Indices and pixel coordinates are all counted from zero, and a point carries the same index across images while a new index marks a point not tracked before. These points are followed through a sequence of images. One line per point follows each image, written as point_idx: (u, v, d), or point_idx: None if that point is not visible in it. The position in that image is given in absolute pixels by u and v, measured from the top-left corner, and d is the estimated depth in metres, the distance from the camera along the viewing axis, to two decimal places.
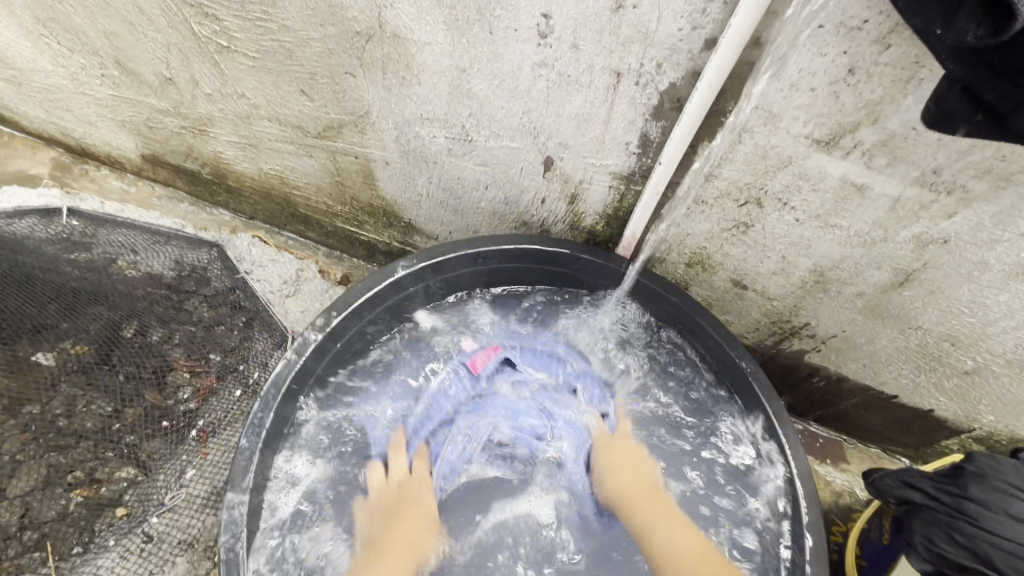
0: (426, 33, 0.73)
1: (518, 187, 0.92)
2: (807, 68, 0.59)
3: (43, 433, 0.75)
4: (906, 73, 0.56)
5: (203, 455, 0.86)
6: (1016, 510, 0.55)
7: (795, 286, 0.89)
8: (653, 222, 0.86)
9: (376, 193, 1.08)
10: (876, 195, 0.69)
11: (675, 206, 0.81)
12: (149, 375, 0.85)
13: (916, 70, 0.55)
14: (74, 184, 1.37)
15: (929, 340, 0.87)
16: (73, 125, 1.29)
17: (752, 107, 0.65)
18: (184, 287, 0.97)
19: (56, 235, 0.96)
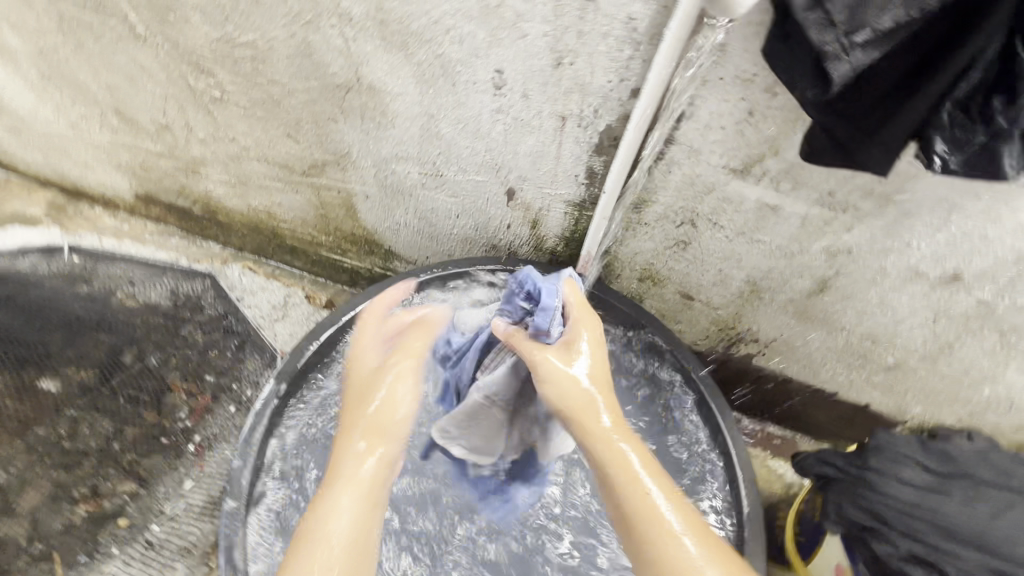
0: (398, 86, 0.84)
1: (486, 215, 1.03)
2: (716, 112, 0.71)
3: (49, 452, 0.85)
4: (794, 115, 0.68)
5: (200, 468, 0.90)
6: (905, 476, 0.66)
7: (734, 295, 1.00)
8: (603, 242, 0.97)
9: (358, 224, 1.18)
10: (788, 214, 0.81)
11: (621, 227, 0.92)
12: (146, 397, 0.93)
13: (800, 113, 0.67)
14: (70, 223, 1.44)
15: (853, 339, 0.99)
16: (70, 168, 1.38)
17: (676, 143, 0.76)
18: (180, 314, 1.03)
19: (58, 271, 1.03)
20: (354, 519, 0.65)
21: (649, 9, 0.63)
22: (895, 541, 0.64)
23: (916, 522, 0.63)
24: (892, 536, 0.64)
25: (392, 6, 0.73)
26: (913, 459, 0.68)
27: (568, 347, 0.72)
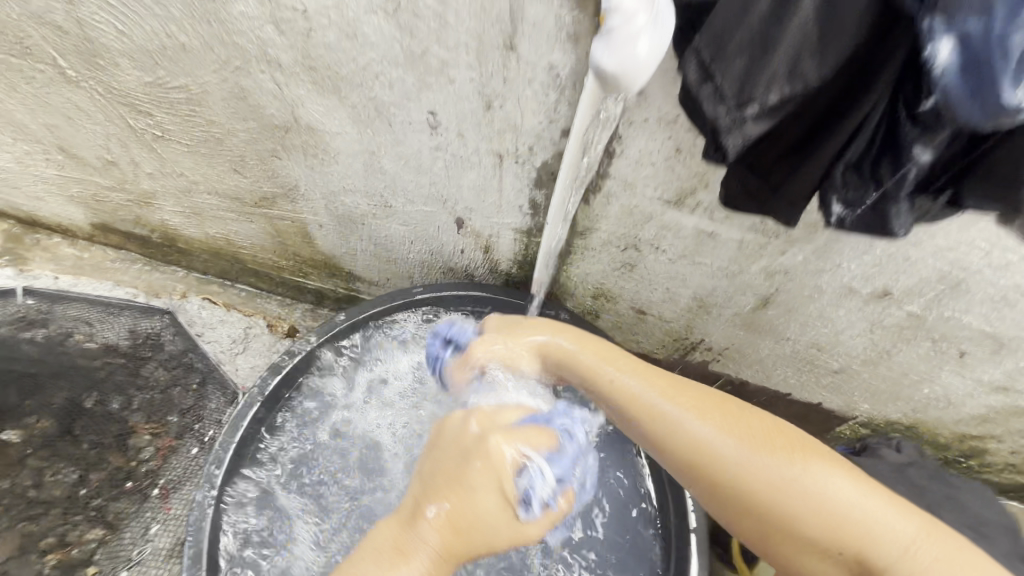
0: (336, 126, 0.84)
1: (439, 241, 1.03)
2: (644, 149, 0.72)
3: (15, 506, 0.87)
4: None
5: (166, 510, 0.92)
6: None
7: (683, 309, 1.02)
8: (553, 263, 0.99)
9: (316, 249, 1.18)
10: (724, 239, 0.83)
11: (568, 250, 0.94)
12: (111, 441, 0.95)
13: None
14: (28, 254, 1.43)
15: (800, 347, 1.02)
16: (22, 201, 1.36)
17: (611, 178, 0.78)
18: (140, 354, 1.04)
19: (13, 316, 1.03)
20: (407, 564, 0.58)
21: (569, 58, 0.63)
22: None
23: None
24: None
25: (320, 54, 0.72)
26: None
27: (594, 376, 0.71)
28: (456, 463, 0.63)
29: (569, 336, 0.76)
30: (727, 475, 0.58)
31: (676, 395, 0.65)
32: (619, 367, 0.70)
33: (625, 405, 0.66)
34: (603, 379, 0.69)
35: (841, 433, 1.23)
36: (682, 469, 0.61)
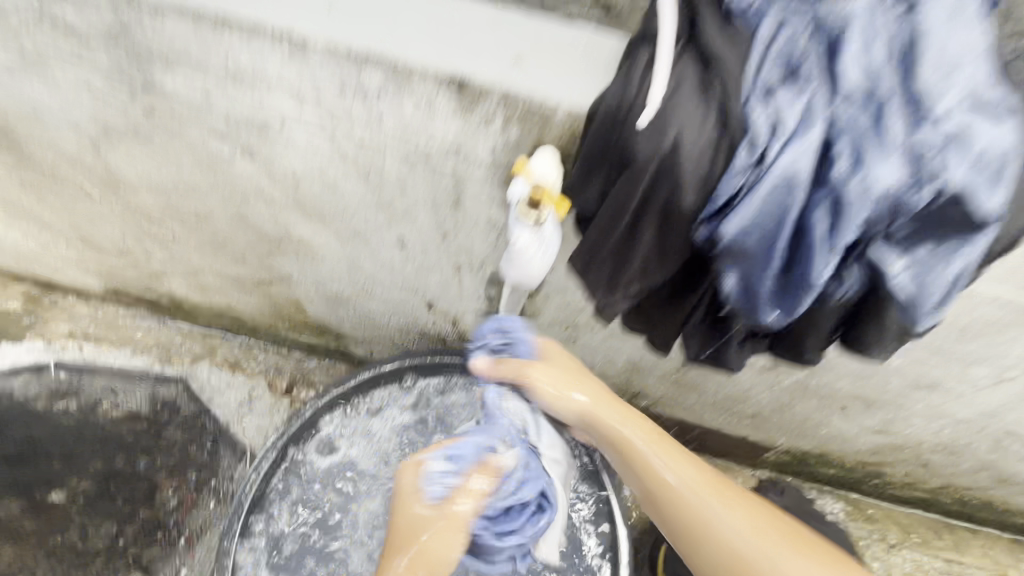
0: (322, 239, 1.00)
1: (414, 316, 1.21)
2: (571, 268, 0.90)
3: (68, 556, 1.06)
4: None
5: (192, 556, 1.11)
6: None
7: (622, 369, 1.21)
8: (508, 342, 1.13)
9: (308, 316, 1.35)
10: None
11: None
12: (142, 496, 1.12)
13: None
14: (48, 316, 1.58)
15: (721, 398, 1.21)
16: (42, 271, 1.51)
17: (548, 284, 0.96)
18: (160, 418, 1.21)
19: (51, 388, 1.21)
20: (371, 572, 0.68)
21: (503, 213, 0.80)
22: None
23: None
24: None
25: (307, 197, 0.89)
26: None
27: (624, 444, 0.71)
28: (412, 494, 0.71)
29: (581, 386, 0.79)
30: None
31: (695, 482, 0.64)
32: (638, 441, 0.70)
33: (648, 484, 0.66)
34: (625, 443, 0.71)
35: (766, 459, 1.43)
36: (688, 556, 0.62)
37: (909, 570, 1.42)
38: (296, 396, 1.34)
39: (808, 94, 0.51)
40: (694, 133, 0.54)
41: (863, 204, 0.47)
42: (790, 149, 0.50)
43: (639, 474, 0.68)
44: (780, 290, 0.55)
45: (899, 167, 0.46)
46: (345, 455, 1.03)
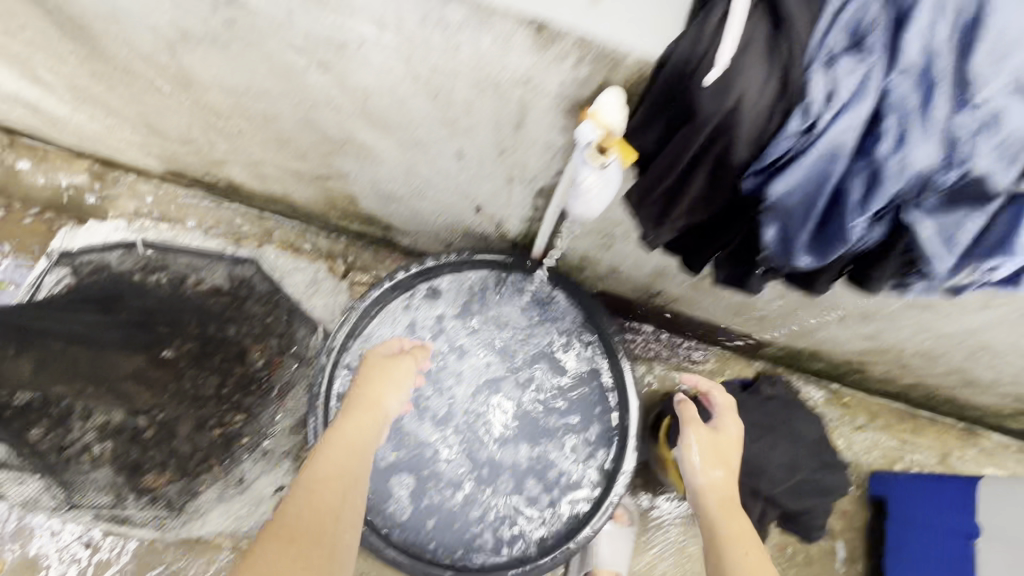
0: (383, 147, 1.09)
1: (460, 215, 1.33)
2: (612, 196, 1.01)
3: (189, 400, 1.26)
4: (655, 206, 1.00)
5: (284, 403, 1.39)
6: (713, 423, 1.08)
7: (649, 272, 1.36)
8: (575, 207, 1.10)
9: (360, 208, 1.46)
10: None
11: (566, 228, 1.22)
12: (235, 357, 1.34)
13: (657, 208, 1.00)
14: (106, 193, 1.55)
15: (730, 301, 1.37)
16: (91, 148, 1.50)
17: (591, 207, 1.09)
18: (240, 292, 1.41)
19: (140, 264, 1.38)
20: (345, 457, 0.93)
21: (561, 138, 0.90)
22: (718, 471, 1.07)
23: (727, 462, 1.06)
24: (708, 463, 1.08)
25: (375, 109, 0.95)
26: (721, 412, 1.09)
27: (729, 495, 0.93)
28: (373, 399, 1.02)
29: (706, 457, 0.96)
30: (715, 540, 0.87)
31: (744, 553, 0.83)
32: (720, 509, 0.90)
33: (712, 515, 0.90)
34: (722, 518, 0.89)
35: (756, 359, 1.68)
36: (714, 532, 0.88)
37: (867, 446, 1.61)
38: (353, 279, 1.54)
39: (869, 63, 0.56)
40: (755, 94, 0.59)
41: (897, 178, 0.59)
42: (843, 118, 0.58)
43: (732, 527, 0.88)
44: (815, 234, 0.68)
45: (930, 150, 0.57)
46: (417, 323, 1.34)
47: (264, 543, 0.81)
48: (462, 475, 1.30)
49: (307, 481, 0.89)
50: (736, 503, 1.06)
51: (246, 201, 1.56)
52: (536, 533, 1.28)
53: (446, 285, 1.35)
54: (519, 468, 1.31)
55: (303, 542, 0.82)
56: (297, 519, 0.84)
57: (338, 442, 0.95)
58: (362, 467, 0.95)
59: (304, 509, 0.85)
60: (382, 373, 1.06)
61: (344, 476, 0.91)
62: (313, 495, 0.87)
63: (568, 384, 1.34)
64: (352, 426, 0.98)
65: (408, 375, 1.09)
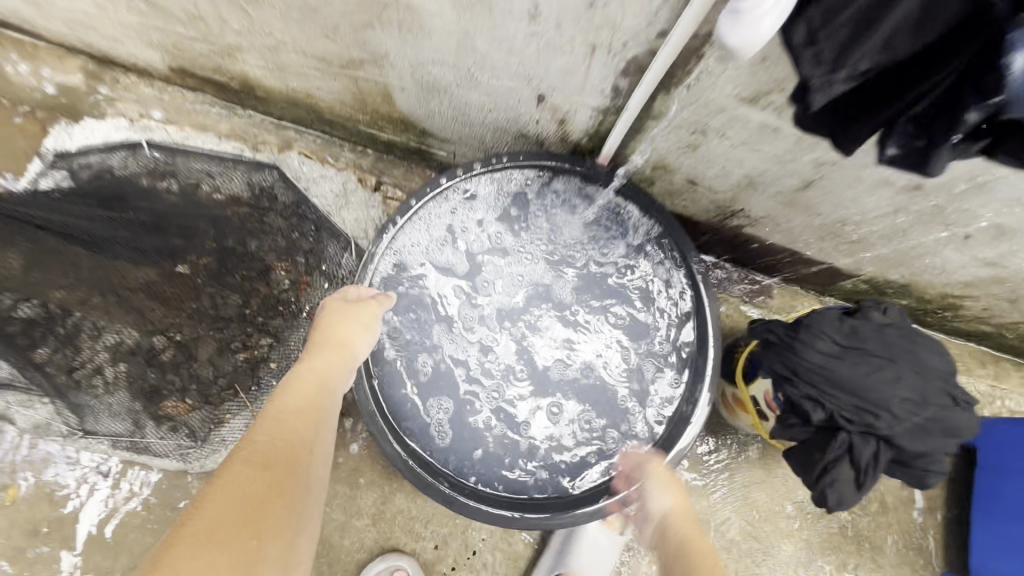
0: (436, 7, 0.88)
1: (516, 111, 1.13)
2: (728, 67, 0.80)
3: (207, 320, 1.15)
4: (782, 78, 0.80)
5: (316, 327, 1.22)
6: (822, 347, 0.93)
7: (733, 184, 1.15)
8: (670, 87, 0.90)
9: (395, 109, 1.25)
10: (788, 133, 0.92)
11: (648, 122, 1.02)
12: (258, 275, 1.20)
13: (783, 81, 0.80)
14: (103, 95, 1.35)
15: (827, 220, 1.17)
16: (76, 39, 1.27)
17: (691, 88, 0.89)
18: (261, 204, 1.23)
19: (147, 167, 1.20)
20: (308, 391, 0.88)
21: None
22: (828, 407, 0.91)
23: (841, 393, 0.90)
24: (816, 395, 0.91)
25: None
26: (830, 336, 0.93)
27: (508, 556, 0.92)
28: (337, 338, 0.99)
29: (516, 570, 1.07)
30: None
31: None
32: (696, 553, 0.90)
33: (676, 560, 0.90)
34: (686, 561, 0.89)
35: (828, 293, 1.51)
36: None
37: None
38: (386, 194, 1.37)
39: None
40: None
41: None
42: None
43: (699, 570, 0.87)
44: None
45: None
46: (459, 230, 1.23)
47: (233, 465, 0.72)
48: (514, 391, 1.21)
49: (274, 412, 0.83)
50: (845, 444, 0.92)
51: (262, 104, 1.36)
52: (602, 455, 1.17)
53: (483, 187, 1.20)
54: (577, 383, 1.21)
55: (277, 467, 0.74)
56: (267, 443, 0.77)
57: (298, 380, 0.90)
58: (328, 404, 0.90)
59: (275, 436, 0.78)
60: (345, 316, 1.03)
61: (311, 408, 0.86)
62: (284, 424, 0.81)
63: (625, 296, 1.23)
64: (319, 365, 0.94)
65: (374, 317, 1.06)
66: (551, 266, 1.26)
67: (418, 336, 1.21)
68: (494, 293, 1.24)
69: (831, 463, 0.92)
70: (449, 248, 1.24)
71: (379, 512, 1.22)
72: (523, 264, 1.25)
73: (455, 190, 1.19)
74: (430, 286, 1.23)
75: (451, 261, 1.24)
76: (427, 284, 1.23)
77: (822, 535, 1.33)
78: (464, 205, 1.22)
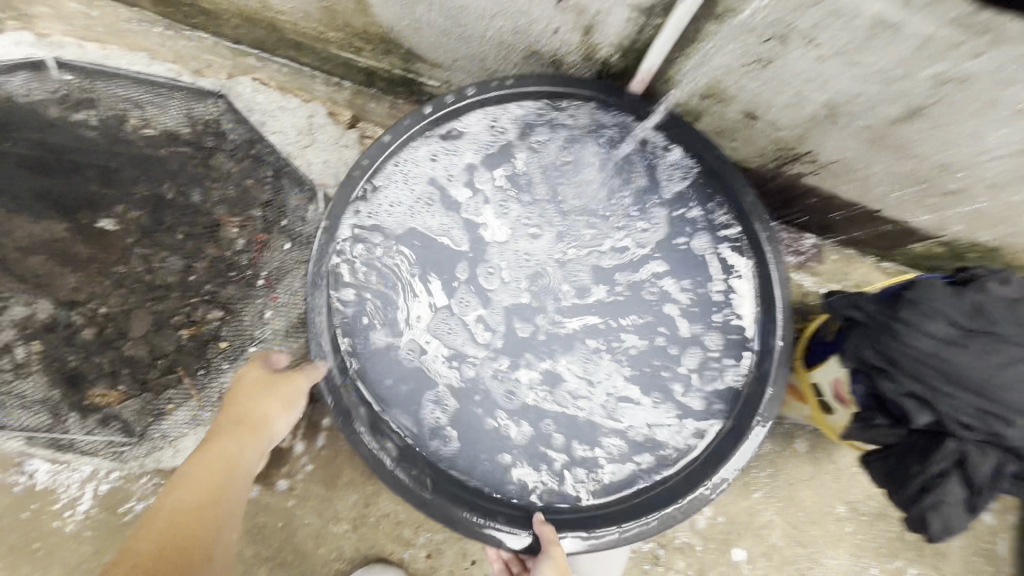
0: None
1: (529, 17, 0.85)
2: None
3: (141, 286, 0.93)
4: None
5: (274, 300, 0.98)
6: (930, 328, 0.70)
7: (807, 117, 0.89)
8: None
9: (372, 21, 0.97)
10: (908, 33, 0.66)
11: (706, 27, 0.76)
12: (202, 231, 0.96)
13: None
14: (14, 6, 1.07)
15: (922, 167, 0.92)
16: None
17: None
18: (204, 142, 0.98)
19: (57, 96, 0.93)
20: (196, 488, 0.65)
21: None
22: (938, 406, 0.69)
23: (954, 390, 0.68)
24: (923, 390, 0.69)
25: None
26: (944, 313, 0.70)
27: None
28: (254, 416, 0.75)
29: None
30: None
31: None
32: None
33: None
34: None
35: (894, 258, 1.24)
36: None
37: None
38: (364, 134, 1.09)
39: None
40: None
41: None
42: None
43: None
44: None
45: None
46: (450, 184, 0.98)
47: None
48: (528, 385, 0.94)
49: (165, 511, 0.62)
50: (955, 454, 0.69)
51: (207, 18, 1.08)
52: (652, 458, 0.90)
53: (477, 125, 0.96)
54: (613, 379, 0.95)
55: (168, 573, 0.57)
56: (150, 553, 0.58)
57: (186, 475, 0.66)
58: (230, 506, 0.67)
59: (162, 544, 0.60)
60: (268, 388, 0.78)
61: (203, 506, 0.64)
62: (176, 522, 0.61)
63: (670, 265, 0.98)
64: (228, 448, 0.71)
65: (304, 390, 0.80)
66: (574, 227, 0.99)
67: (405, 325, 0.94)
68: (501, 263, 0.97)
69: (935, 480, 0.71)
70: (441, 207, 0.97)
71: (361, 515, 1.03)
72: (530, 231, 0.99)
73: (433, 134, 0.94)
74: (426, 263, 0.96)
75: (445, 223, 0.97)
76: (415, 255, 0.95)
77: (878, 540, 1.13)
78: (452, 151, 0.97)
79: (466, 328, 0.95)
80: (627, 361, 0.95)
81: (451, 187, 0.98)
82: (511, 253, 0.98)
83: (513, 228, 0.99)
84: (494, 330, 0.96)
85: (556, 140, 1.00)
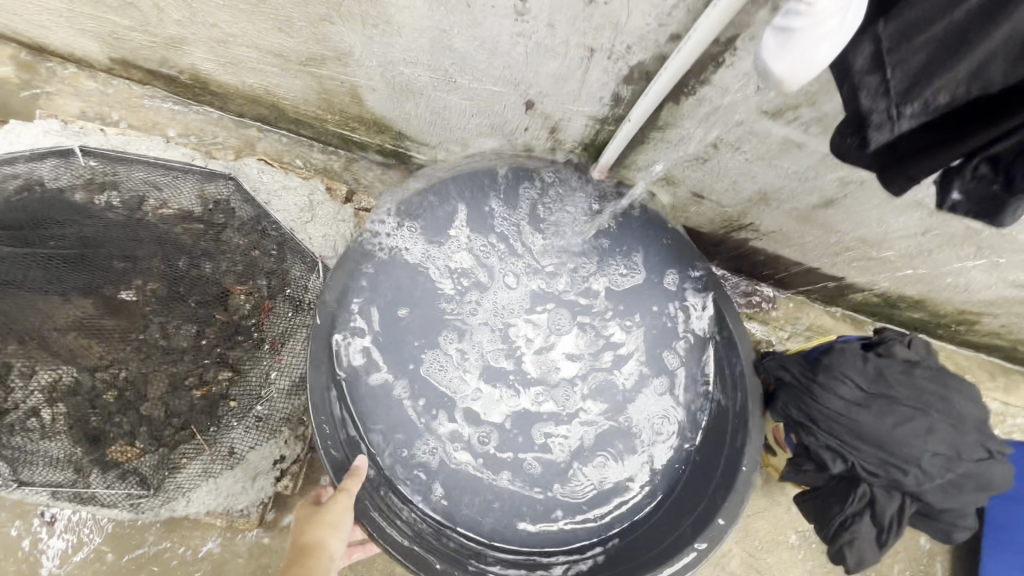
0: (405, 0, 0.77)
1: (502, 117, 0.99)
2: (742, 73, 0.70)
3: (157, 355, 0.96)
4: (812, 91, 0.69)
5: (279, 360, 1.15)
6: (841, 391, 0.83)
7: (744, 198, 1.03)
8: (676, 96, 0.79)
9: (365, 109, 1.10)
10: (810, 150, 0.81)
11: (650, 135, 0.90)
12: (214, 298, 1.03)
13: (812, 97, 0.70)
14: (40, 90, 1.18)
15: (844, 239, 1.07)
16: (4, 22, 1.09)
17: (700, 98, 0.77)
18: (215, 220, 1.10)
19: (83, 180, 1.04)
20: None
21: None
22: (850, 457, 0.82)
23: (859, 443, 0.81)
24: (836, 444, 0.82)
25: None
26: (851, 378, 0.83)
27: None
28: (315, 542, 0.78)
29: None
30: None
31: None
32: None
33: None
34: None
35: (835, 306, 1.39)
36: None
37: None
38: (358, 205, 1.25)
39: None
40: None
41: None
42: None
43: None
44: None
45: None
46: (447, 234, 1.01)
47: None
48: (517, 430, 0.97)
49: None
50: (866, 496, 0.83)
51: (218, 101, 1.21)
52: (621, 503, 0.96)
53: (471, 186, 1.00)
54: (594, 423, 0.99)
55: None
56: None
57: None
58: None
59: None
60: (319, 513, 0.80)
61: None
62: None
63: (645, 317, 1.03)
64: None
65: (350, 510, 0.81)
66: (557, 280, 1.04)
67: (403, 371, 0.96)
68: (491, 312, 1.01)
69: (851, 518, 0.84)
70: (442, 253, 1.01)
71: None
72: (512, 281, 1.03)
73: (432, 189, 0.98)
74: (425, 308, 0.99)
75: (443, 270, 1.00)
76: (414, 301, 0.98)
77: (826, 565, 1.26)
78: (450, 203, 1.00)
79: (459, 375, 0.98)
80: (607, 405, 1.00)
81: (446, 236, 1.01)
82: (501, 301, 1.02)
83: (497, 279, 1.03)
84: (489, 372, 0.99)
85: (545, 196, 1.04)
